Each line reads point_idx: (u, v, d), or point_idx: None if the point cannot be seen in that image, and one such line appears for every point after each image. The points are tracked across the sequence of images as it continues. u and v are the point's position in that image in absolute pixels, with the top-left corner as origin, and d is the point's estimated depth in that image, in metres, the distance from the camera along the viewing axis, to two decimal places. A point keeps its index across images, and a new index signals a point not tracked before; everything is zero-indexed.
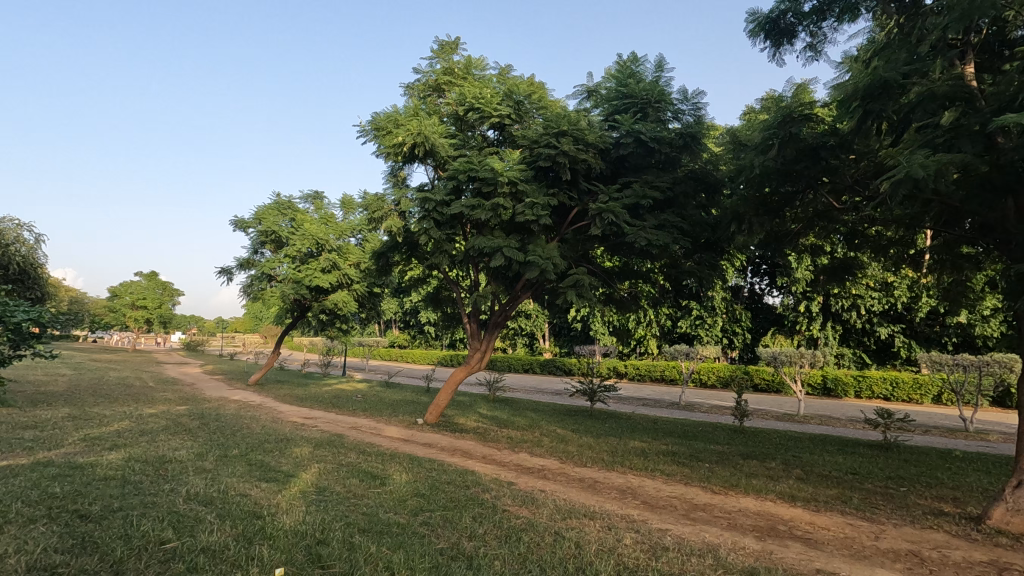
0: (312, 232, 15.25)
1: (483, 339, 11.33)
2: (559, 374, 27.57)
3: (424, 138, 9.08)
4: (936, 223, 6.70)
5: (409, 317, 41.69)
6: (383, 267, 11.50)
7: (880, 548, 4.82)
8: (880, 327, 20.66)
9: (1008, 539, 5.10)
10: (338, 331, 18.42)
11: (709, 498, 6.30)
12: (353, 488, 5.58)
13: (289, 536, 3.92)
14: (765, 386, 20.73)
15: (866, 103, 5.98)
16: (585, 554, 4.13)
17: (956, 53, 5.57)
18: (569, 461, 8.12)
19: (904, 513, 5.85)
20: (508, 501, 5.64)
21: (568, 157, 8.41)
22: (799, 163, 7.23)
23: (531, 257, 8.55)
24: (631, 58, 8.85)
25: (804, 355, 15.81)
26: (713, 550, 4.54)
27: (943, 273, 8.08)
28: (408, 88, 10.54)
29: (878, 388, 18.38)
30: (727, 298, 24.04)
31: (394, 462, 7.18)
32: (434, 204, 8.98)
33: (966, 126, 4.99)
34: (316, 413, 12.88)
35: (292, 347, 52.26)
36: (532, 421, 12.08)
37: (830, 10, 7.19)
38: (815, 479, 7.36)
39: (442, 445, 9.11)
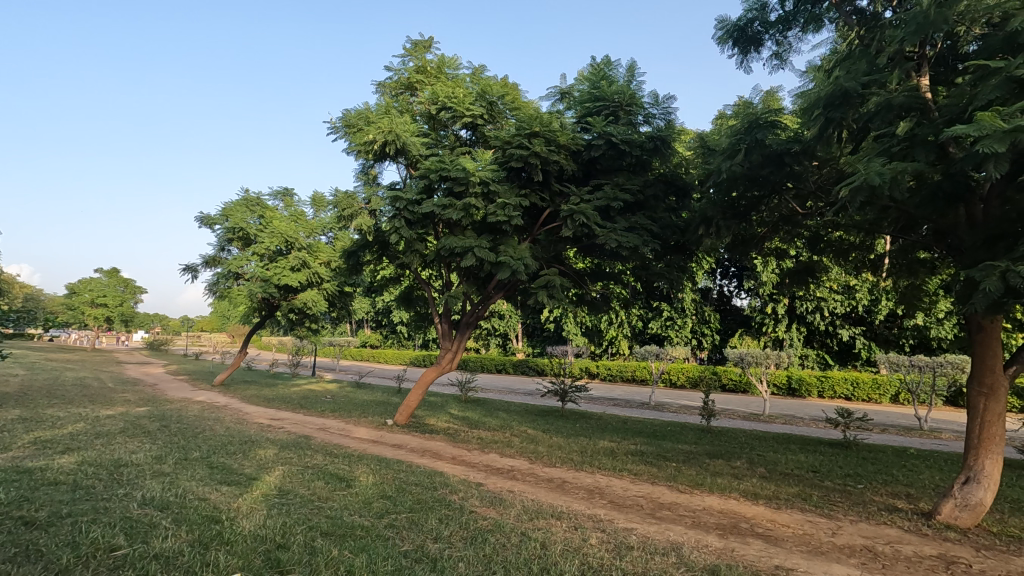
0: (282, 230, 14.97)
1: (454, 339, 11.27)
2: (532, 374, 27.67)
3: (395, 136, 8.98)
4: (894, 229, 6.91)
5: (382, 317, 41.29)
6: (353, 266, 11.38)
7: (837, 544, 4.96)
8: (842, 328, 21.30)
9: (955, 534, 5.31)
10: (308, 330, 18.13)
11: (675, 497, 6.39)
12: (318, 490, 5.48)
13: (249, 541, 3.83)
14: (733, 386, 21.18)
15: (828, 111, 6.17)
16: (550, 554, 4.14)
17: (913, 65, 5.77)
18: (539, 461, 8.15)
19: (860, 510, 6.04)
20: (477, 502, 5.64)
21: (539, 158, 8.45)
22: (765, 169, 7.38)
23: (502, 258, 8.56)
24: (604, 62, 8.89)
25: (770, 356, 16.21)
26: (676, 548, 4.61)
27: (900, 277, 8.36)
28: (380, 85, 10.44)
29: (840, 388, 18.94)
30: (696, 300, 24.49)
31: (362, 463, 7.09)
32: (405, 203, 8.93)
33: (920, 136, 5.17)
34: (283, 414, 12.63)
35: (260, 347, 51.10)
36: (503, 422, 12.08)
37: (795, 20, 7.40)
38: (778, 478, 7.55)
39: (411, 446, 9.03)
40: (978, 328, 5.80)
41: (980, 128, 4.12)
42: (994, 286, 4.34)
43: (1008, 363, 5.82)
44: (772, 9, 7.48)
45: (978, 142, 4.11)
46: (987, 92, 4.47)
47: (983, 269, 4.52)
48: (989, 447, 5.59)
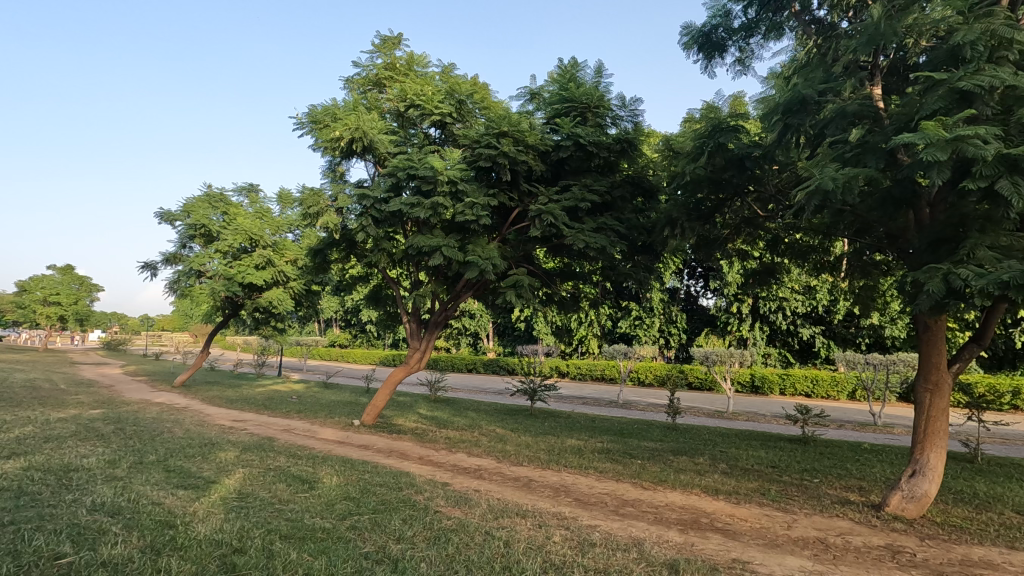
0: (246, 226, 14.62)
1: (423, 338, 11.19)
2: (502, 374, 27.69)
3: (362, 134, 8.87)
4: (849, 233, 7.17)
5: (350, 317, 40.72)
6: (320, 264, 11.22)
7: (792, 537, 5.12)
8: (803, 328, 21.97)
9: (902, 524, 5.56)
10: (274, 330, 17.76)
11: (639, 494, 6.51)
12: (279, 493, 5.38)
13: (203, 546, 3.74)
14: (699, 384, 21.60)
15: (786, 117, 6.39)
16: (514, 552, 4.16)
17: (865, 75, 6.00)
18: (505, 460, 8.16)
19: (815, 503, 6.26)
20: (442, 501, 5.63)
21: (508, 158, 8.48)
22: (727, 172, 7.58)
23: (469, 257, 8.56)
24: (573, 63, 8.92)
25: (734, 355, 16.62)
26: (638, 544, 4.69)
27: (854, 278, 8.69)
28: (348, 81, 10.30)
29: (800, 386, 19.53)
30: (664, 299, 24.92)
31: (326, 465, 6.98)
32: (372, 201, 8.86)
33: (872, 143, 5.38)
34: (247, 415, 12.34)
35: (224, 346, 49.67)
36: (472, 421, 12.04)
37: (758, 28, 7.58)
38: (739, 473, 7.76)
39: (378, 447, 8.93)
40: (924, 328, 6.07)
41: (925, 137, 4.30)
42: (937, 288, 4.54)
43: (951, 361, 6.10)
44: (735, 16, 7.65)
45: (922, 150, 4.30)
46: (933, 102, 4.67)
47: (927, 271, 4.73)
48: (933, 441, 5.84)
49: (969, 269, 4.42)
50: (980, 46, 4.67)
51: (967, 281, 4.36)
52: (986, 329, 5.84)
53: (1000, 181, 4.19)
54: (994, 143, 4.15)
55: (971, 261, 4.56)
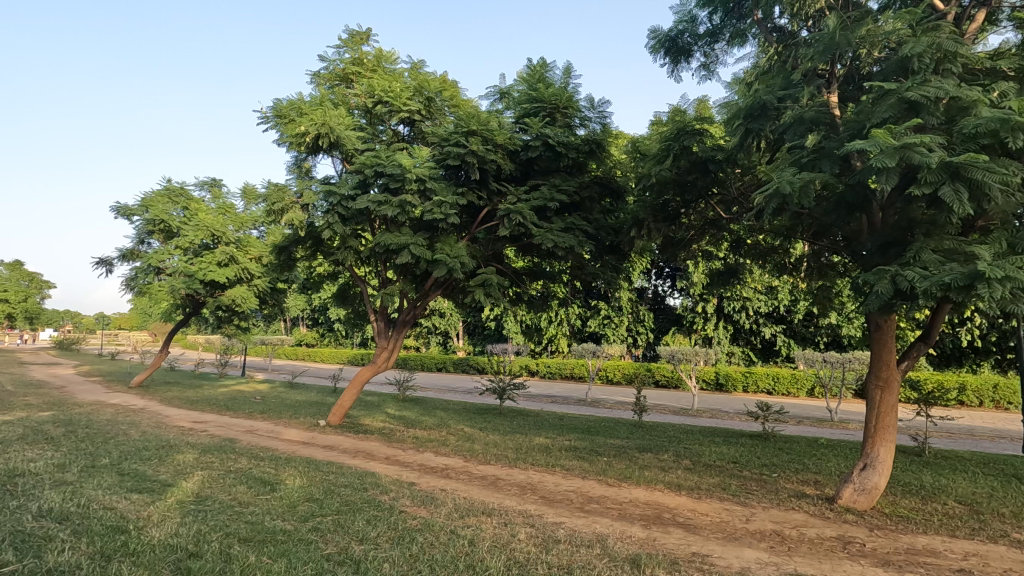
0: (207, 222, 14.22)
1: (391, 337, 11.07)
2: (472, 373, 27.63)
3: (328, 129, 8.73)
4: (808, 235, 7.40)
5: (318, 316, 39.97)
6: (286, 262, 10.99)
7: (750, 530, 5.28)
8: (765, 327, 22.60)
9: (852, 516, 5.79)
10: (237, 329, 17.31)
11: (604, 491, 6.60)
12: (239, 495, 5.26)
13: (157, 551, 3.64)
14: (665, 382, 21.97)
15: (748, 122, 6.59)
16: (478, 551, 4.18)
17: (823, 82, 6.22)
18: (473, 459, 8.15)
19: (773, 497, 6.46)
20: (408, 501, 5.59)
21: (476, 157, 8.49)
22: (692, 174, 7.76)
23: (438, 256, 8.52)
24: (542, 63, 8.98)
25: (699, 353, 17.00)
26: (601, 540, 4.76)
27: (812, 279, 9.00)
28: (315, 76, 10.11)
29: (762, 383, 20.10)
30: (632, 299, 25.30)
31: (289, 466, 6.85)
32: (339, 198, 8.71)
33: (827, 149, 5.58)
34: (207, 417, 12.02)
35: (185, 346, 48.02)
36: (440, 421, 11.96)
37: (722, 34, 7.77)
38: (701, 469, 7.96)
39: (343, 447, 8.80)
40: (875, 328, 6.32)
41: (875, 144, 4.47)
42: (884, 289, 4.75)
43: (900, 359, 6.38)
44: (701, 22, 7.82)
45: (873, 157, 4.47)
46: (883, 110, 4.86)
47: (877, 273, 4.94)
48: (883, 436, 6.10)
49: (915, 271, 4.63)
50: (927, 58, 4.88)
51: (913, 282, 4.57)
52: (932, 328, 6.14)
53: (943, 188, 4.38)
54: (938, 150, 4.35)
55: (917, 264, 4.77)
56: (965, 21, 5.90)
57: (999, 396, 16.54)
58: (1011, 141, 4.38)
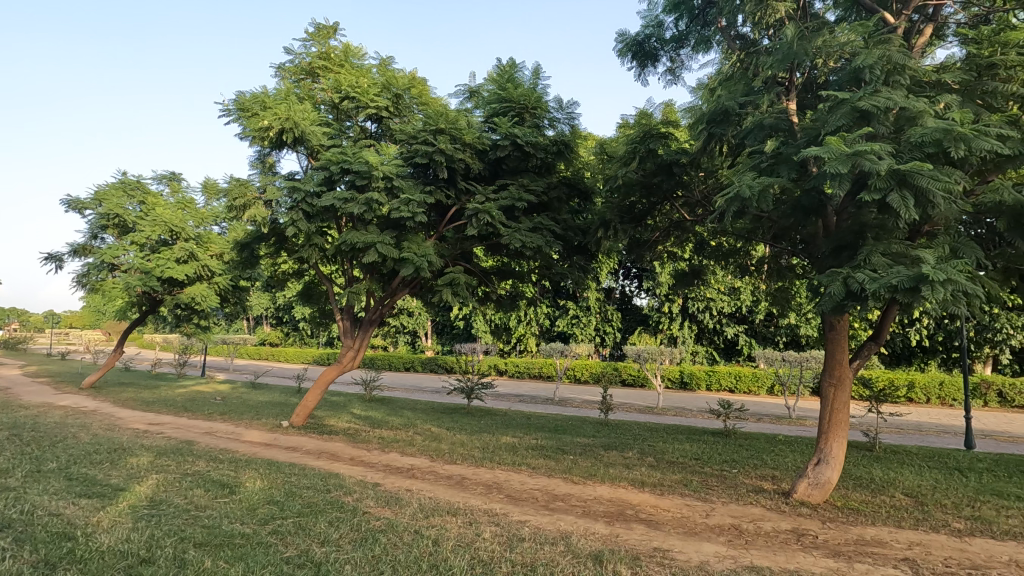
0: (165, 217, 13.76)
1: (357, 337, 10.91)
2: (440, 373, 27.48)
3: (293, 124, 8.55)
4: (767, 237, 7.62)
5: (282, 314, 39.08)
6: (248, 259, 10.71)
7: (709, 524, 5.42)
8: (728, 327, 23.17)
9: (806, 509, 6.01)
10: (196, 328, 16.78)
11: (569, 488, 6.66)
12: (196, 499, 5.11)
13: (106, 558, 3.51)
14: (631, 381, 22.30)
15: (711, 126, 6.76)
16: (441, 551, 4.16)
17: (781, 90, 6.42)
18: (439, 459, 8.11)
19: (732, 492, 6.64)
20: (372, 502, 5.52)
21: (444, 155, 8.46)
22: (657, 177, 7.92)
23: (405, 255, 8.43)
24: (511, 64, 9.04)
25: (664, 352, 17.31)
26: (565, 537, 4.81)
27: (771, 280, 9.28)
28: (279, 69, 9.88)
29: (724, 381, 20.63)
30: (600, 299, 25.59)
31: (249, 468, 6.69)
32: (303, 195, 8.52)
33: (784, 155, 5.76)
34: (164, 418, 11.63)
35: (142, 346, 46.31)
36: (407, 420, 11.85)
37: (688, 40, 7.92)
38: (664, 466, 8.12)
39: (306, 448, 8.64)
40: (830, 328, 6.56)
41: (829, 151, 4.64)
42: (837, 290, 4.93)
43: (852, 358, 6.64)
44: (667, 27, 7.96)
45: (827, 163, 4.64)
46: (837, 118, 5.04)
47: (830, 275, 5.13)
48: (835, 431, 6.34)
49: (865, 274, 4.83)
50: (878, 70, 5.10)
51: (863, 284, 4.76)
52: (882, 328, 6.42)
53: (891, 194, 4.57)
54: (887, 158, 4.54)
55: (867, 267, 4.97)
56: (914, 35, 6.19)
57: (945, 393, 17.38)
58: (953, 151, 4.60)
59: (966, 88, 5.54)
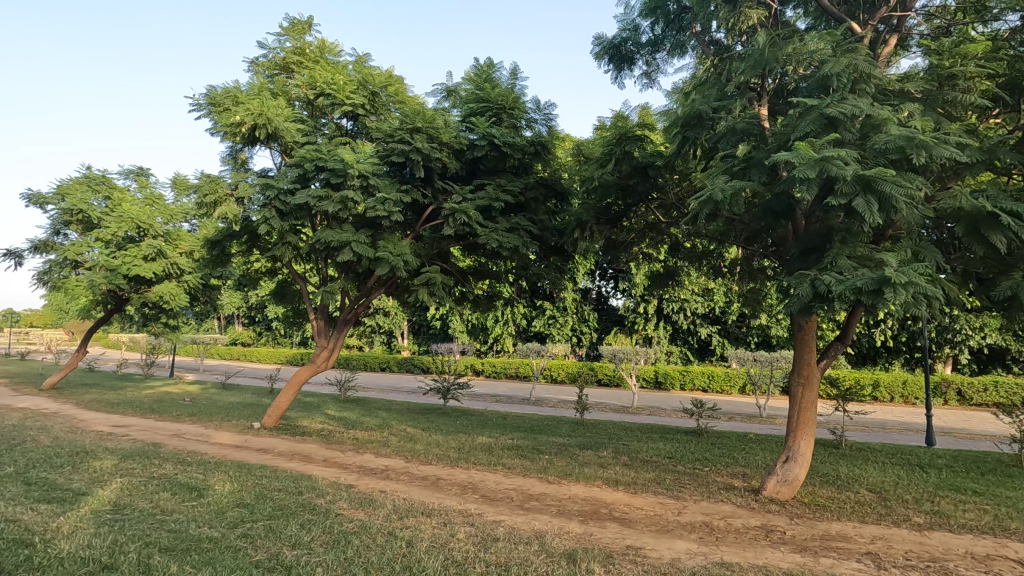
0: (133, 213, 13.37)
1: (331, 337, 10.77)
2: (416, 373, 27.31)
3: (266, 120, 8.40)
4: (739, 239, 7.77)
5: (254, 313, 38.33)
6: (218, 257, 10.48)
7: (681, 522, 5.50)
8: (701, 327, 23.55)
9: (775, 505, 6.15)
10: (165, 327, 16.35)
11: (544, 488, 6.69)
12: (163, 503, 4.98)
13: (66, 565, 3.40)
14: (607, 381, 22.49)
15: (685, 130, 6.88)
16: (415, 551, 4.14)
17: (753, 95, 6.56)
18: (414, 460, 8.07)
19: (704, 490, 6.75)
20: (345, 504, 5.46)
21: (421, 154, 8.41)
22: (632, 179, 8.02)
23: (381, 254, 8.36)
24: (489, 64, 9.05)
25: (639, 352, 17.52)
26: (539, 536, 4.83)
27: (743, 281, 9.47)
28: (253, 63, 9.70)
29: (698, 381, 20.96)
30: (577, 299, 25.75)
31: (218, 471, 6.54)
32: (276, 192, 8.38)
33: (755, 159, 5.88)
34: (129, 420, 11.30)
35: (107, 345, 44.92)
36: (382, 421, 11.74)
37: (663, 44, 8.03)
38: (638, 464, 8.22)
39: (278, 450, 8.50)
40: (798, 328, 6.73)
41: (798, 156, 4.77)
42: (805, 292, 5.06)
43: (820, 358, 6.82)
44: (643, 31, 8.06)
45: (796, 167, 4.76)
46: (806, 124, 5.17)
47: (799, 277, 5.26)
48: (803, 430, 6.50)
49: (832, 276, 4.96)
50: (844, 78, 5.25)
51: (830, 286, 4.90)
52: (848, 329, 6.61)
53: (857, 199, 4.70)
54: (853, 163, 4.67)
55: (834, 269, 5.12)
56: (879, 45, 6.39)
57: (907, 391, 17.96)
58: (915, 157, 4.75)
59: (928, 97, 5.74)
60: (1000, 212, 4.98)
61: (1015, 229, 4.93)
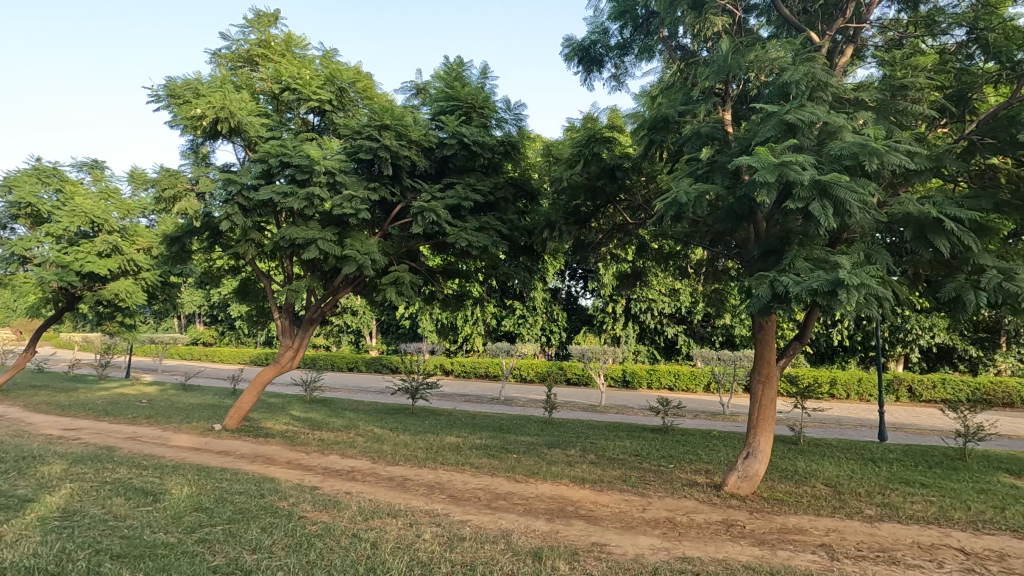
0: (86, 208, 12.80)
1: (296, 336, 10.55)
2: (384, 373, 27.01)
3: (229, 114, 8.18)
4: (704, 241, 7.94)
5: (216, 312, 37.23)
6: (178, 254, 10.15)
7: (645, 518, 5.60)
8: (668, 327, 23.97)
9: (735, 500, 6.32)
10: (120, 326, 15.72)
11: (511, 487, 6.70)
12: (116, 508, 4.80)
13: None
14: (576, 380, 22.69)
15: (652, 133, 7.01)
16: (379, 553, 4.10)
17: (717, 100, 6.71)
18: (381, 460, 8.00)
19: (668, 486, 6.89)
20: (308, 506, 5.36)
21: (390, 152, 8.33)
22: (600, 180, 8.11)
23: (347, 252, 8.24)
24: (459, 62, 9.03)
25: (608, 352, 17.73)
26: (506, 535, 4.84)
27: (707, 282, 9.69)
28: (215, 55, 9.43)
29: (664, 380, 21.34)
30: (546, 299, 25.89)
31: (176, 474, 6.34)
32: (239, 188, 8.20)
33: (718, 163, 6.02)
34: (81, 423, 10.83)
35: (59, 344, 43.02)
36: (349, 422, 11.57)
37: (631, 48, 8.14)
38: (605, 462, 8.33)
39: (239, 452, 8.29)
40: (759, 328, 6.91)
41: (758, 161, 4.91)
42: (764, 293, 5.21)
43: (779, 357, 7.02)
44: (612, 34, 8.16)
45: (756, 172, 4.90)
46: (766, 130, 5.32)
47: (758, 278, 5.42)
48: (763, 427, 6.68)
49: (790, 277, 5.13)
50: (803, 85, 5.43)
51: (788, 287, 5.07)
52: (806, 329, 6.82)
53: (813, 203, 4.86)
54: (809, 169, 4.83)
55: (791, 271, 5.29)
56: (837, 54, 6.63)
57: (862, 389, 18.67)
58: (868, 164, 4.93)
59: (881, 106, 5.97)
60: (945, 218, 5.22)
61: (958, 233, 5.19)
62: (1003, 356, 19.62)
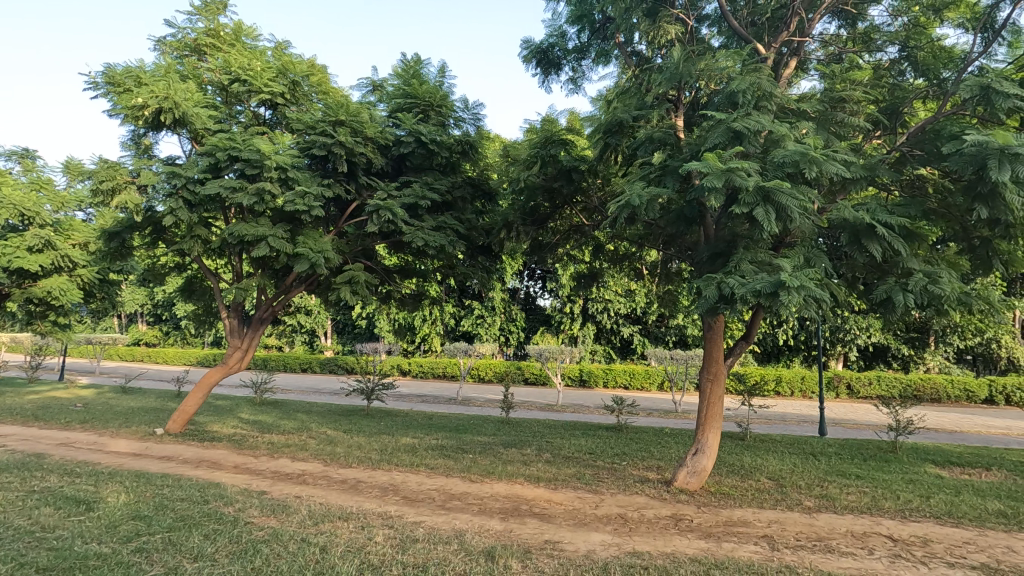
0: (15, 199, 11.99)
1: (245, 336, 10.19)
2: (339, 374, 26.46)
3: (173, 104, 7.82)
4: (657, 243, 8.13)
5: (160, 311, 35.56)
6: (117, 250, 9.64)
7: (598, 515, 5.70)
8: (624, 327, 24.43)
9: (684, 496, 6.51)
10: (52, 326, 14.79)
11: (466, 487, 6.68)
12: (44, 519, 4.53)
13: None
14: (534, 379, 22.83)
15: (607, 136, 7.15)
16: (329, 557, 4.02)
17: (669, 107, 6.88)
18: (333, 462, 7.83)
19: (621, 483, 7.04)
20: (256, 512, 5.20)
21: (344, 148, 8.16)
22: (557, 182, 8.19)
23: (299, 249, 8.04)
24: (416, 60, 8.97)
25: (564, 352, 17.93)
26: (459, 535, 4.83)
27: (660, 283, 9.92)
28: (159, 42, 9.02)
29: (620, 379, 21.73)
30: (505, 299, 25.94)
31: (113, 482, 6.02)
32: (184, 181, 7.87)
33: (670, 167, 6.18)
34: (6, 429, 10.14)
35: None
36: (301, 424, 11.27)
37: (588, 52, 8.27)
38: (560, 461, 8.42)
39: (183, 457, 7.96)
40: (709, 327, 7.13)
41: (706, 166, 5.07)
42: (711, 294, 5.39)
43: (727, 355, 7.27)
44: (570, 38, 8.27)
45: (705, 177, 5.06)
46: (715, 136, 5.50)
47: (706, 279, 5.60)
48: (711, 423, 6.90)
49: (735, 279, 5.33)
50: (749, 94, 5.64)
51: (734, 288, 5.26)
52: (752, 328, 7.10)
53: (757, 208, 5.05)
54: (753, 176, 5.02)
55: (737, 273, 5.50)
56: (781, 66, 6.93)
57: (805, 386, 19.53)
58: (809, 172, 5.16)
59: (821, 117, 6.26)
60: (878, 224, 5.52)
61: (888, 238, 5.50)
62: (931, 354, 20.87)
